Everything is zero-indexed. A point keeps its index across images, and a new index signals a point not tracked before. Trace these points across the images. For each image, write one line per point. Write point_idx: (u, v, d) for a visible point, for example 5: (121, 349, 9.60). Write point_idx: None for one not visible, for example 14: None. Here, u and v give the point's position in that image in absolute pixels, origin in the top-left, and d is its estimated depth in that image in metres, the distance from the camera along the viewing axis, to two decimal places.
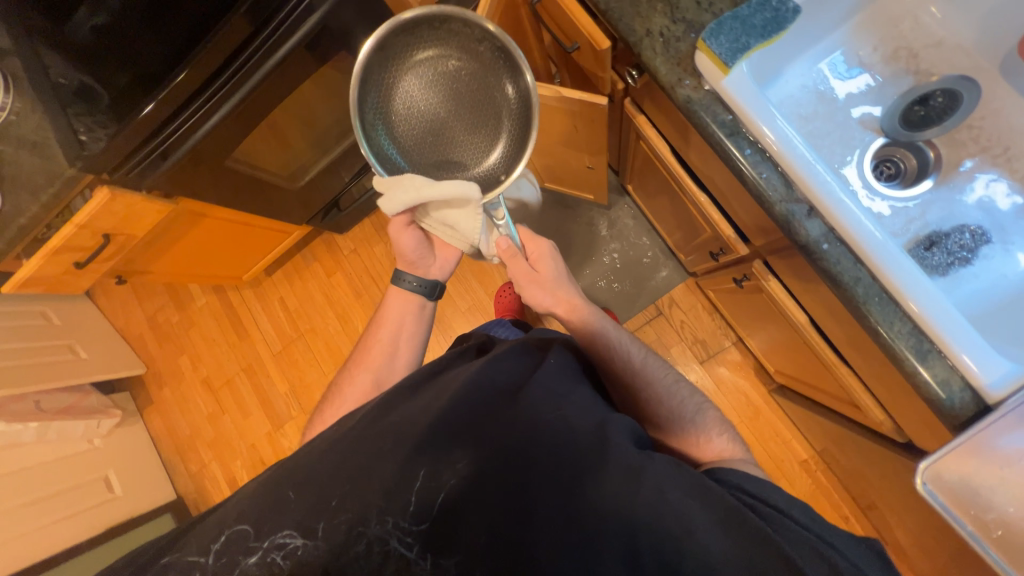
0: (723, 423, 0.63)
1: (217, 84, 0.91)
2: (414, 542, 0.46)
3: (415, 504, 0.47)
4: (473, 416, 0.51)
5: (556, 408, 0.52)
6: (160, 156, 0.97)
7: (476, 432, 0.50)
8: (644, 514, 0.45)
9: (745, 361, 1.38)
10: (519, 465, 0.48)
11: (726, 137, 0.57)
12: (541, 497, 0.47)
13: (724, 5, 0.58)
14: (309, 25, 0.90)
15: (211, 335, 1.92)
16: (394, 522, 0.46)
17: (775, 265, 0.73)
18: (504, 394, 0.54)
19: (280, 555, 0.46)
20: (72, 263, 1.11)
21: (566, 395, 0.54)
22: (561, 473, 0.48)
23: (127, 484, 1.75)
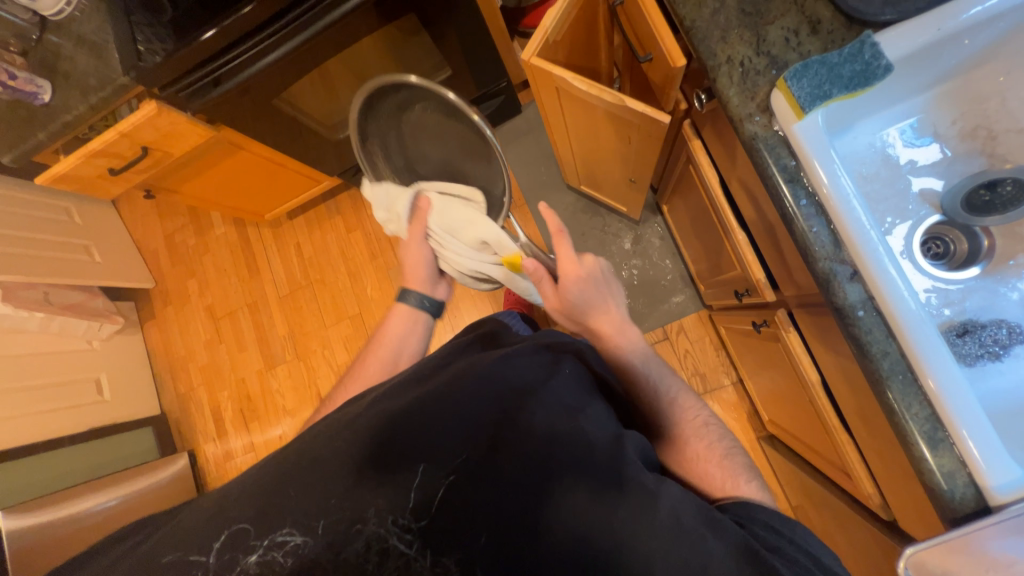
0: (734, 452, 0.63)
1: (282, 23, 0.91)
2: (413, 539, 0.46)
3: (414, 501, 0.47)
4: (485, 417, 0.52)
5: (572, 419, 0.53)
6: (213, 82, 0.97)
7: (493, 430, 0.51)
8: (660, 534, 0.47)
9: (740, 403, 1.38)
10: (525, 475, 0.49)
11: (784, 182, 0.56)
12: (532, 507, 0.48)
13: (814, 46, 0.56)
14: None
15: (223, 265, 1.94)
16: (394, 520, 0.47)
17: (801, 318, 0.72)
18: (514, 393, 0.55)
19: (279, 553, 0.46)
20: (107, 169, 1.12)
21: (581, 408, 0.55)
22: (555, 487, 0.49)
23: (116, 391, 1.79)
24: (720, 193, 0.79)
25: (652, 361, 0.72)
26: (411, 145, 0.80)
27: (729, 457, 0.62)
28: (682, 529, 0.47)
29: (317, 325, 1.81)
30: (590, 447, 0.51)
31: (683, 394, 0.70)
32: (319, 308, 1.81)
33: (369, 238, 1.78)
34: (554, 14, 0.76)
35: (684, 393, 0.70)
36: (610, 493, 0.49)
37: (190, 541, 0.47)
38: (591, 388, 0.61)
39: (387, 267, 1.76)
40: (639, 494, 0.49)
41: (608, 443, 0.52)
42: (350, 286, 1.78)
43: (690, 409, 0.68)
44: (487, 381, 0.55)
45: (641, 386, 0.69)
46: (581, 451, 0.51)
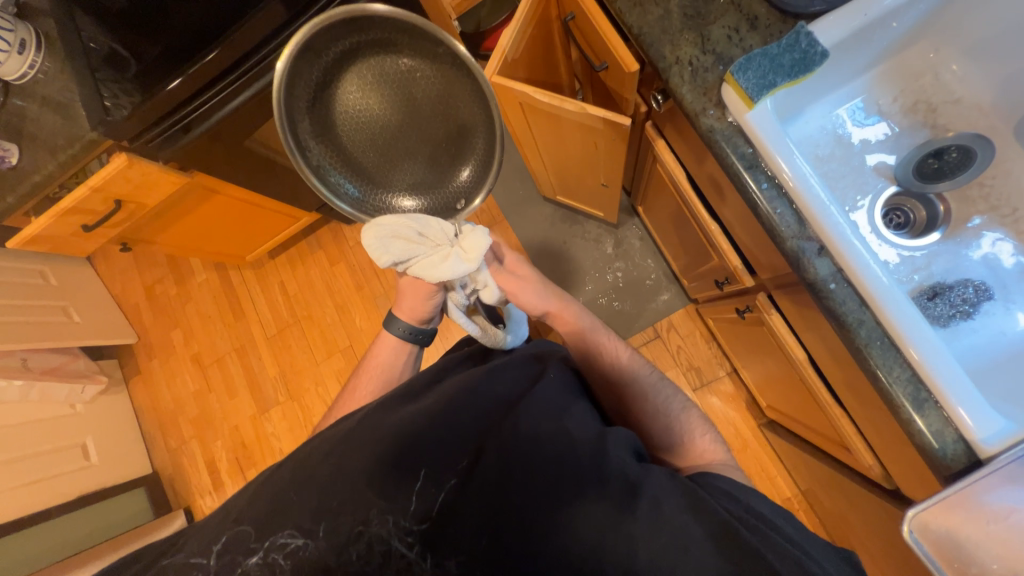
0: (706, 423, 0.66)
1: (247, 67, 0.93)
2: (414, 542, 0.48)
3: (415, 505, 0.49)
4: (476, 421, 0.54)
5: (558, 420, 0.55)
6: (182, 129, 0.98)
7: (482, 436, 0.53)
8: (647, 528, 0.48)
9: (737, 393, 1.38)
10: (522, 473, 0.50)
11: (744, 170, 0.58)
12: (533, 503, 0.49)
13: (754, 41, 0.59)
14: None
15: (207, 312, 1.92)
16: (395, 522, 0.48)
17: (780, 300, 0.73)
18: (505, 406, 0.56)
19: (280, 555, 0.48)
20: (80, 225, 1.11)
21: (567, 409, 0.57)
22: (555, 486, 0.50)
23: (104, 453, 1.73)
24: (688, 187, 0.82)
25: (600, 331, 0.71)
26: (384, 140, 0.64)
27: (692, 415, 0.66)
28: (664, 519, 0.48)
29: (308, 362, 1.79)
30: (576, 445, 0.52)
31: (639, 363, 0.70)
32: (309, 344, 1.79)
33: (353, 269, 1.78)
34: (510, 34, 0.79)
35: (634, 356, 0.70)
36: (600, 484, 0.50)
37: (193, 548, 0.49)
38: (576, 390, 0.62)
39: (374, 296, 1.75)
40: (623, 483, 0.50)
41: (594, 441, 0.53)
42: (339, 319, 1.77)
43: (650, 375, 0.69)
44: (477, 393, 0.57)
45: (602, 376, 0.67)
46: (566, 452, 0.52)
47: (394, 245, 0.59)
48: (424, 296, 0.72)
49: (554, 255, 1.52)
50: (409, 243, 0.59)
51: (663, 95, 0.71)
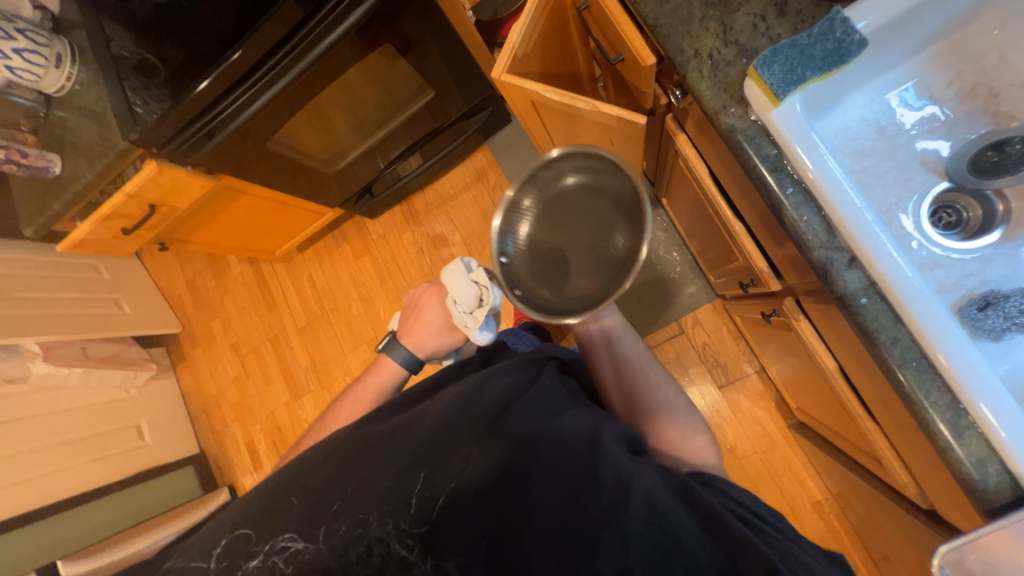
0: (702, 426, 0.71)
1: (262, 71, 0.94)
2: (413, 544, 0.50)
3: (416, 507, 0.52)
4: (469, 422, 0.57)
5: (551, 421, 0.56)
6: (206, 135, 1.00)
7: (467, 443, 0.55)
8: (637, 528, 0.47)
9: (766, 391, 1.33)
10: (515, 476, 0.51)
11: (767, 173, 0.53)
12: (535, 505, 0.50)
13: (783, 29, 0.53)
14: (357, 14, 0.90)
15: (243, 304, 2.02)
16: (395, 525, 0.51)
17: (808, 306, 0.69)
18: (497, 406, 0.59)
19: (280, 558, 0.51)
20: (120, 229, 1.17)
21: (559, 412, 0.58)
22: (559, 488, 0.50)
23: (156, 434, 1.88)
24: (710, 184, 0.77)
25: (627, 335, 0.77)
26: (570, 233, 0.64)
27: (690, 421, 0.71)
28: (660, 517, 0.48)
29: (336, 353, 1.85)
30: (569, 449, 0.53)
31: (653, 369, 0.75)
32: (336, 335, 1.85)
33: (377, 262, 1.81)
34: (521, 29, 0.76)
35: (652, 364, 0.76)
36: (594, 484, 0.50)
37: (195, 551, 0.53)
38: (576, 394, 0.65)
39: (397, 289, 1.77)
40: (614, 478, 0.50)
41: (588, 442, 0.54)
42: (364, 312, 1.82)
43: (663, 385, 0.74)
44: (468, 398, 0.59)
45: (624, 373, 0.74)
46: (559, 452, 0.53)
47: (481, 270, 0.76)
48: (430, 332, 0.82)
49: None
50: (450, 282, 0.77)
51: (683, 89, 0.67)
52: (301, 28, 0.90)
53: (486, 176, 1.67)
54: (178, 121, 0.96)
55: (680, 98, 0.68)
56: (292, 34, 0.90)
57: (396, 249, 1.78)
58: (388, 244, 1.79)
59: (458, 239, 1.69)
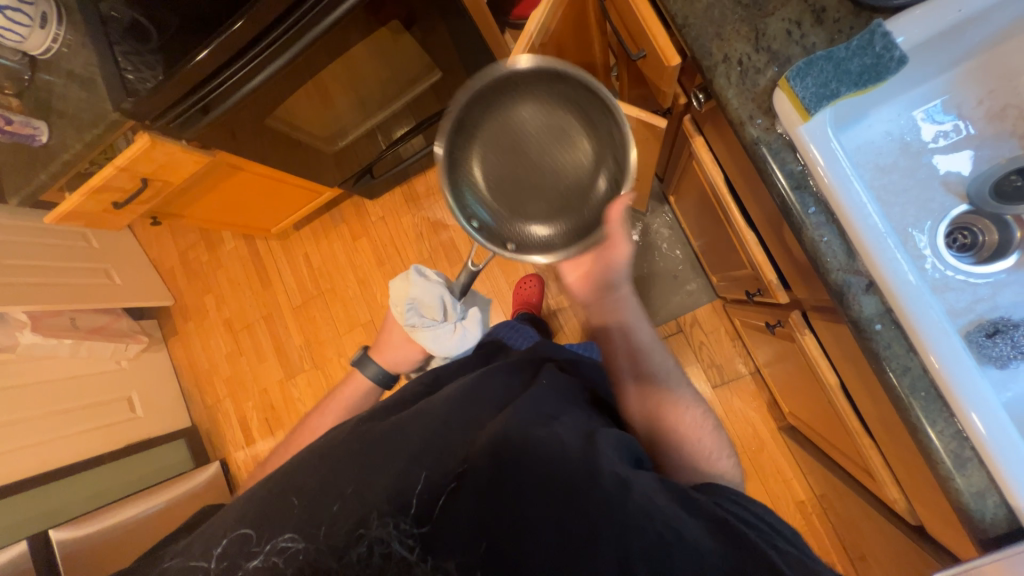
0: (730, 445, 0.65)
1: (263, 45, 0.88)
2: (414, 544, 0.49)
3: (416, 507, 0.51)
4: (464, 423, 0.58)
5: (548, 424, 0.55)
6: (201, 110, 0.95)
7: (461, 446, 0.55)
8: (641, 523, 0.47)
9: (759, 393, 1.34)
10: (511, 477, 0.51)
11: (790, 190, 0.52)
12: (529, 504, 0.49)
13: (819, 38, 0.51)
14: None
15: (237, 280, 1.99)
16: (395, 525, 0.51)
17: (816, 322, 0.68)
18: (492, 409, 0.60)
19: (279, 558, 0.51)
20: (110, 203, 1.12)
21: (556, 416, 0.57)
22: (557, 488, 0.49)
23: (147, 406, 1.88)
24: (724, 190, 0.76)
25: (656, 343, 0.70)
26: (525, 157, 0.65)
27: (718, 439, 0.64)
28: (663, 513, 0.48)
29: (330, 334, 1.84)
30: (565, 450, 0.52)
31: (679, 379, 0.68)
32: (332, 317, 1.84)
33: (375, 245, 1.78)
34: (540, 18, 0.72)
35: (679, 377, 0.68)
36: (593, 482, 0.49)
37: (194, 552, 0.53)
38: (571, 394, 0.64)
39: (394, 272, 1.75)
40: (615, 479, 0.49)
41: (585, 445, 0.53)
42: (360, 295, 1.79)
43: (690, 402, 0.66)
44: (463, 399, 0.61)
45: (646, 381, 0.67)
46: (556, 452, 0.52)
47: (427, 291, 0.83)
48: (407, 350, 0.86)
49: None
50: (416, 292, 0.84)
51: (706, 94, 0.64)
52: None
53: None
54: (172, 94, 0.90)
55: (702, 103, 0.66)
56: (296, 7, 0.85)
57: (395, 232, 1.75)
58: (387, 226, 1.75)
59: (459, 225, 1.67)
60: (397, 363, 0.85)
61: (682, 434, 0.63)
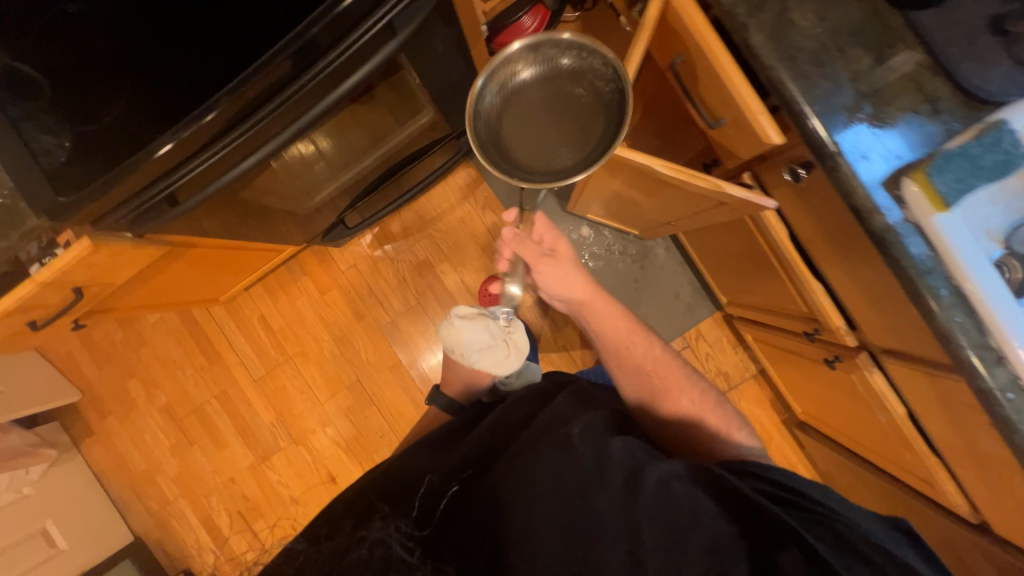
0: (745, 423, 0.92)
1: (246, 127, 0.67)
2: (414, 545, 0.57)
3: (418, 512, 0.63)
4: (487, 446, 0.77)
5: (562, 428, 0.71)
6: (167, 202, 0.72)
7: (486, 459, 0.74)
8: (649, 508, 0.59)
9: (763, 393, 1.46)
10: (521, 473, 0.64)
11: (920, 276, 0.54)
12: (536, 497, 0.61)
13: (936, 128, 0.52)
14: (386, 51, 0.69)
15: (171, 357, 1.65)
16: (396, 528, 0.58)
17: (891, 365, 0.74)
18: (515, 427, 0.79)
19: (283, 558, 0.59)
20: (24, 323, 0.83)
21: (569, 419, 0.75)
22: (568, 483, 0.62)
23: (72, 535, 1.49)
24: (791, 245, 0.78)
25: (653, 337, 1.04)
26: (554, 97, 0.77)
27: (727, 411, 0.94)
28: (665, 494, 0.60)
29: (307, 403, 1.61)
30: (575, 451, 0.65)
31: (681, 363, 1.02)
32: (306, 383, 1.61)
33: (350, 296, 1.58)
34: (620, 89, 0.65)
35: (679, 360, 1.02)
36: (603, 477, 0.62)
37: None
38: (586, 404, 0.82)
39: (378, 324, 1.58)
40: (620, 467, 0.63)
41: (594, 445, 0.66)
42: (339, 354, 1.59)
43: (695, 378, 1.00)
44: (491, 427, 0.80)
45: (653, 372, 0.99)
46: (564, 452, 0.65)
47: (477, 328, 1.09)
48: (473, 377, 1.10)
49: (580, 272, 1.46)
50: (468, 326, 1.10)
51: (805, 167, 0.62)
52: (313, 67, 0.66)
53: (472, 197, 1.55)
54: (121, 192, 0.68)
55: (800, 175, 0.63)
56: (295, 76, 0.66)
57: (372, 280, 1.57)
58: (361, 275, 1.57)
59: (446, 266, 1.55)
60: (468, 387, 1.11)
61: (697, 412, 0.92)
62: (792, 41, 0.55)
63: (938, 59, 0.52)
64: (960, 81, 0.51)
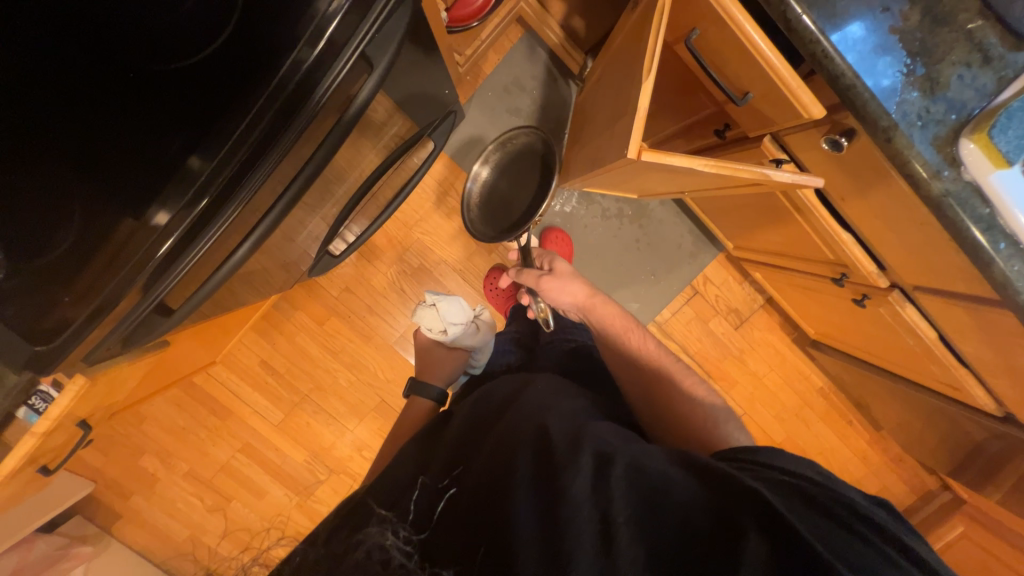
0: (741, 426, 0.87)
1: (237, 201, 0.57)
2: (412, 549, 0.55)
3: (414, 515, 0.62)
4: (467, 445, 0.72)
5: (540, 418, 0.66)
6: (162, 314, 0.65)
7: (465, 460, 0.68)
8: (625, 484, 0.55)
9: (772, 318, 1.52)
10: (496, 475, 0.59)
11: (982, 234, 0.54)
12: (508, 500, 0.55)
13: (989, 78, 0.53)
14: (364, 90, 0.62)
15: (178, 424, 1.56)
16: (395, 531, 0.57)
17: (925, 299, 0.77)
18: (495, 419, 0.75)
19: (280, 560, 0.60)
20: (39, 467, 0.80)
21: (548, 408, 0.70)
22: (541, 472, 0.57)
23: None
24: (816, 203, 0.78)
25: (652, 338, 1.04)
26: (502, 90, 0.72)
27: (726, 413, 0.89)
28: (641, 477, 0.56)
29: (336, 434, 1.58)
30: (547, 440, 0.61)
31: (683, 367, 0.99)
32: (330, 414, 1.57)
33: (351, 320, 1.50)
34: (647, 90, 0.60)
35: (680, 362, 0.99)
36: (575, 459, 0.56)
37: None
38: (560, 392, 0.78)
39: (387, 341, 1.52)
40: (593, 452, 0.58)
41: (568, 436, 0.61)
42: (356, 380, 1.54)
43: (694, 379, 0.95)
44: (478, 429, 0.75)
45: (649, 365, 0.97)
46: (540, 442, 0.61)
47: (450, 302, 1.29)
48: (452, 360, 1.27)
49: (581, 245, 1.43)
50: (443, 306, 1.28)
51: (847, 136, 0.60)
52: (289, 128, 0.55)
53: (454, 190, 1.46)
54: (110, 316, 0.59)
55: (842, 145, 0.61)
56: (294, 115, 0.56)
57: (369, 298, 1.49)
58: (357, 296, 1.48)
59: (443, 267, 1.48)
60: (450, 375, 1.25)
61: (695, 404, 0.89)
62: (829, 11, 0.54)
63: (985, 1, 0.53)
64: (1012, 23, 0.52)
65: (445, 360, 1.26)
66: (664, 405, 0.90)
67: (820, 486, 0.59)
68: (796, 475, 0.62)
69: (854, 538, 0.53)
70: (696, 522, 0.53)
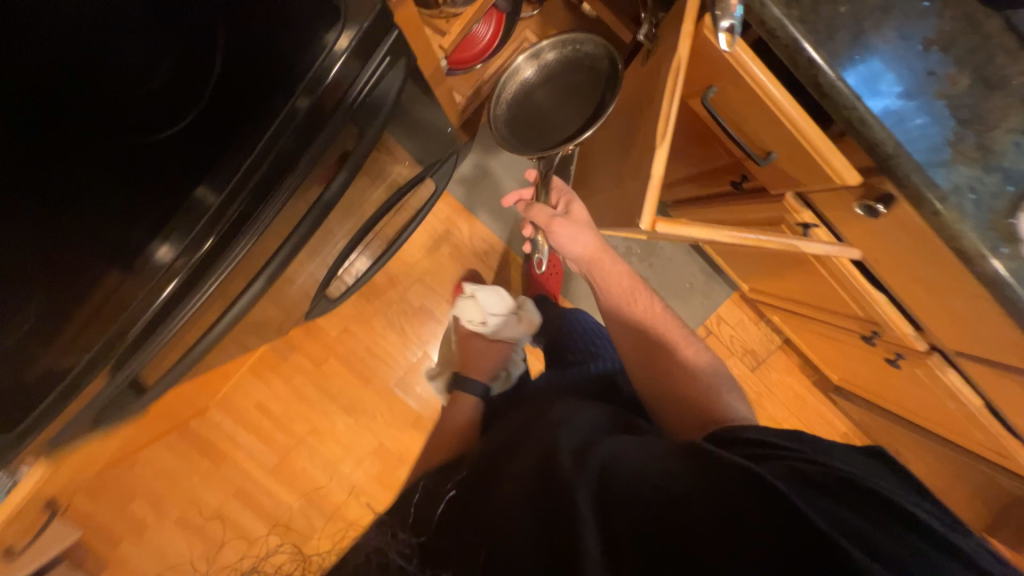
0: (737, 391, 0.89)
1: (241, 246, 0.57)
2: (411, 553, 0.58)
3: (416, 520, 0.65)
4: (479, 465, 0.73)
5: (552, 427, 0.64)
6: (134, 394, 0.61)
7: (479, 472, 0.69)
8: (625, 487, 0.51)
9: (791, 360, 1.44)
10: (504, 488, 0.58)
11: None
12: (510, 520, 0.53)
13: None
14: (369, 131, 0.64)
15: (170, 468, 1.50)
16: (396, 541, 0.59)
17: (970, 366, 0.70)
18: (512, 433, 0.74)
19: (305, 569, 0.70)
20: None
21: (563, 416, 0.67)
22: (543, 475, 0.54)
23: None
24: (847, 262, 0.72)
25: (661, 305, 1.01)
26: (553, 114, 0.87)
27: (723, 381, 0.90)
28: (648, 476, 0.52)
29: (332, 480, 1.50)
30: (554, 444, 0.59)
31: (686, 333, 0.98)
32: (326, 460, 1.50)
33: (350, 361, 1.45)
34: (659, 159, 0.58)
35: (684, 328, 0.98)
36: (579, 464, 0.54)
37: None
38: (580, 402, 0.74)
39: (387, 383, 1.46)
40: (599, 457, 0.55)
41: (575, 441, 0.59)
42: (354, 423, 1.48)
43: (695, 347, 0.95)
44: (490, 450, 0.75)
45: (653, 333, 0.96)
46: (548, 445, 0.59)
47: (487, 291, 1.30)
48: (495, 354, 1.24)
49: None
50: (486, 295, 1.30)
51: (885, 202, 0.56)
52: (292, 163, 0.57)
53: (458, 229, 1.43)
54: (74, 410, 0.57)
55: (880, 212, 0.57)
56: (290, 163, 0.57)
57: (369, 338, 1.44)
58: (356, 336, 1.44)
59: (446, 306, 1.44)
60: (491, 374, 1.21)
61: (694, 373, 0.89)
62: (868, 83, 0.53)
63: None
64: None
65: (488, 356, 1.24)
66: (663, 373, 0.91)
67: (819, 466, 0.57)
68: (828, 467, 0.57)
69: (899, 544, 0.47)
70: (698, 519, 0.47)
